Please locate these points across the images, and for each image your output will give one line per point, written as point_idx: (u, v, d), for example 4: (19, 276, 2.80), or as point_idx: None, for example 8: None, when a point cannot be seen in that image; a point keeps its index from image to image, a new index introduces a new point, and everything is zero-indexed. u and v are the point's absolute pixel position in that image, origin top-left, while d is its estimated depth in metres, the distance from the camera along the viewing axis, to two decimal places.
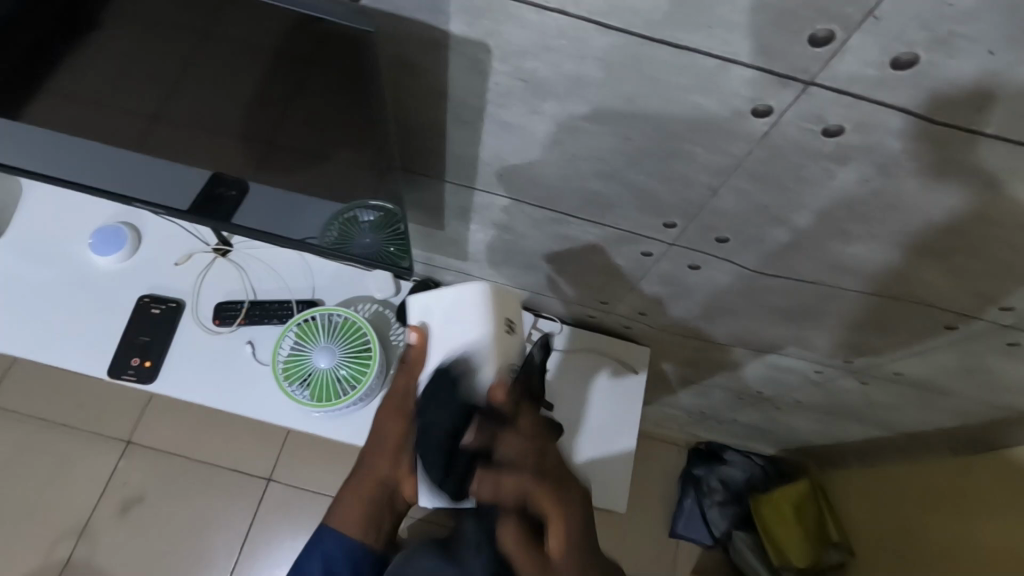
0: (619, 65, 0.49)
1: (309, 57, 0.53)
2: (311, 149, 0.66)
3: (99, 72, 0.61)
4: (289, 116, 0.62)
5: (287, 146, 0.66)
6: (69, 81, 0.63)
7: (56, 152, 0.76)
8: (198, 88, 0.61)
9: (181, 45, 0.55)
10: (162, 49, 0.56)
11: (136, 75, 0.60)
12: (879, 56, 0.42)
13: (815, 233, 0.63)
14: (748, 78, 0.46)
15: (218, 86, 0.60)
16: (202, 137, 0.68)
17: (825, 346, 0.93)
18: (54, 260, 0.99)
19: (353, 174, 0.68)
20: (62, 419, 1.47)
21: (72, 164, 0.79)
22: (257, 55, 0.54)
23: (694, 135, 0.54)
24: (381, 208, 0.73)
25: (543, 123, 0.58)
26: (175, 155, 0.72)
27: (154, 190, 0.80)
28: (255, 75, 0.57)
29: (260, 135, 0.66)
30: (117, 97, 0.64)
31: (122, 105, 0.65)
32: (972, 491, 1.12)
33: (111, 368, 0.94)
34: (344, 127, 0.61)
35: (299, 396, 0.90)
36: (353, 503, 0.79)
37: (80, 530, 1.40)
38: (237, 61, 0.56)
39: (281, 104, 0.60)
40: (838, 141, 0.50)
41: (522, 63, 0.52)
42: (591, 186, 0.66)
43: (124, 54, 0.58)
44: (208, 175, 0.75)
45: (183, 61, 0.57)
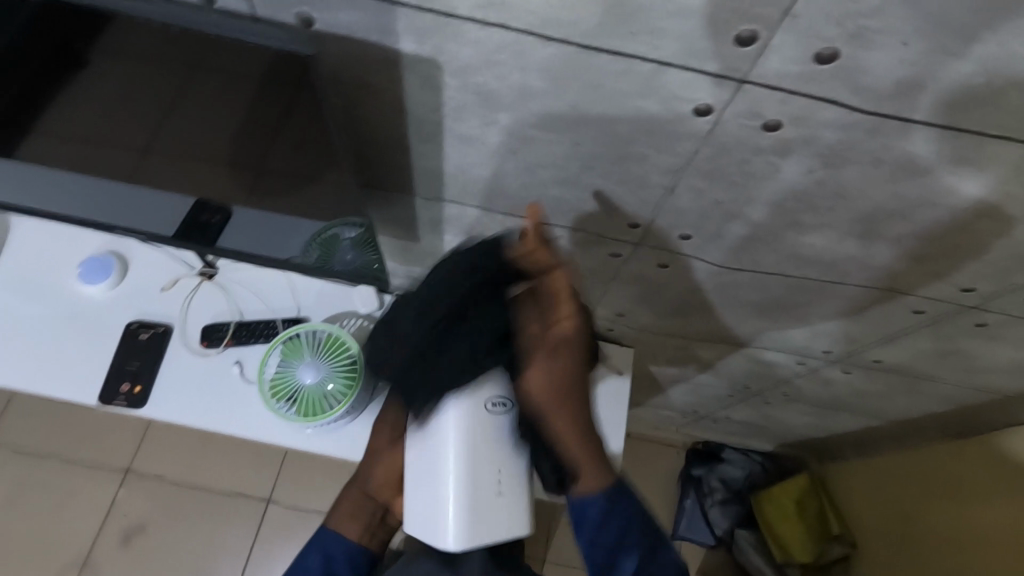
0: (562, 74, 0.51)
1: (292, 83, 0.56)
2: (296, 174, 0.69)
3: (82, 109, 0.63)
4: (273, 143, 0.65)
5: (274, 173, 0.69)
6: (54, 123, 0.65)
7: (41, 186, 0.78)
8: (185, 121, 0.64)
9: (170, 81, 0.59)
10: (148, 84, 0.59)
11: (124, 113, 0.64)
12: (803, 53, 0.44)
13: (772, 225, 0.65)
14: (683, 80, 0.49)
15: (204, 115, 0.62)
16: (187, 168, 0.70)
17: (804, 337, 0.95)
18: (44, 292, 1.01)
19: (327, 191, 0.71)
20: (61, 452, 1.48)
21: (57, 197, 0.81)
22: (240, 85, 0.58)
23: (643, 137, 0.56)
24: (361, 224, 0.75)
25: (499, 133, 0.60)
26: (159, 185, 0.74)
27: (140, 218, 0.82)
28: (241, 103, 0.60)
29: (246, 162, 0.68)
30: (102, 135, 0.66)
31: (108, 142, 0.67)
32: (977, 483, 1.11)
33: (102, 394, 0.95)
34: (325, 148, 0.64)
35: (286, 412, 0.92)
36: (349, 509, 0.74)
37: (82, 561, 1.40)
38: (222, 94, 0.59)
39: (269, 132, 0.63)
40: (778, 135, 0.52)
41: (471, 77, 0.54)
42: (553, 192, 0.68)
43: (108, 92, 0.61)
44: (192, 198, 0.76)
45: (167, 92, 0.60)
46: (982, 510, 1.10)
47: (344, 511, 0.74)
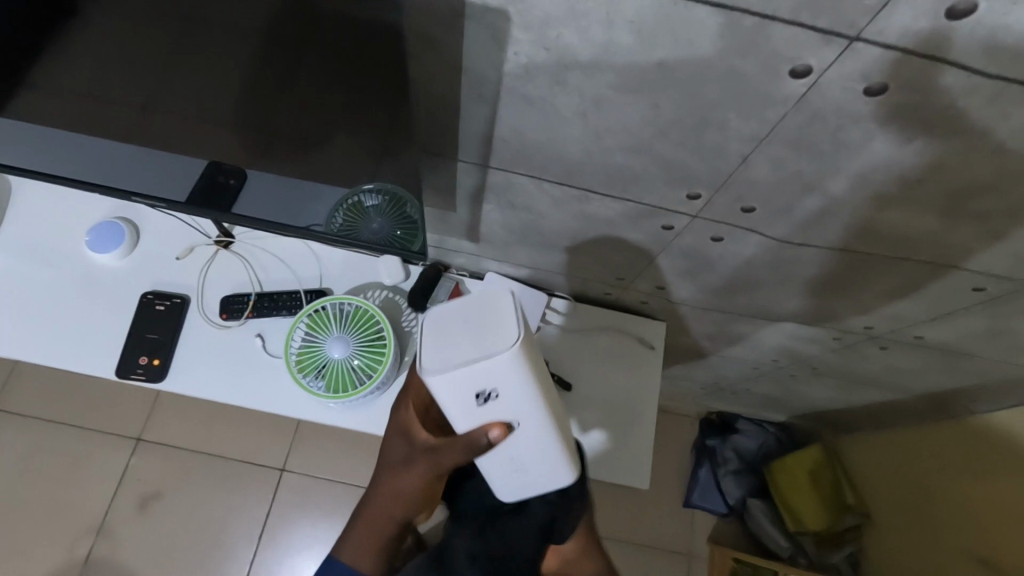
0: (649, 27, 0.45)
1: (305, 15, 0.51)
2: (307, 137, 0.64)
3: (87, 59, 0.59)
4: (281, 102, 0.60)
5: (281, 132, 0.64)
6: (55, 75, 0.62)
7: (42, 150, 0.74)
8: (188, 77, 0.59)
9: (171, 33, 0.55)
10: (149, 37, 0.56)
11: (124, 68, 0.60)
12: (937, 6, 0.39)
13: (849, 200, 0.61)
14: (789, 37, 0.43)
15: (211, 60, 0.57)
16: (196, 126, 0.65)
17: (848, 315, 0.92)
18: (53, 260, 0.96)
19: (341, 154, 0.64)
20: (70, 420, 1.45)
21: (57, 165, 0.75)
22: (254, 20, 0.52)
23: (727, 100, 0.51)
24: (381, 188, 0.69)
25: (564, 95, 0.55)
26: (162, 152, 0.70)
27: (147, 185, 0.76)
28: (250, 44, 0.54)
29: (251, 118, 0.63)
30: (104, 92, 0.63)
31: (110, 99, 0.64)
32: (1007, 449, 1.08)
33: (120, 368, 0.92)
34: (342, 102, 0.58)
35: (315, 387, 0.88)
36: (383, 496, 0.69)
37: (97, 528, 1.39)
38: (226, 46, 0.55)
39: (278, 81, 0.57)
40: (883, 101, 0.47)
41: (544, 31, 0.48)
42: (615, 160, 0.62)
43: (110, 36, 0.57)
44: (207, 161, 0.70)
45: (172, 34, 0.55)
46: (993, 489, 1.11)
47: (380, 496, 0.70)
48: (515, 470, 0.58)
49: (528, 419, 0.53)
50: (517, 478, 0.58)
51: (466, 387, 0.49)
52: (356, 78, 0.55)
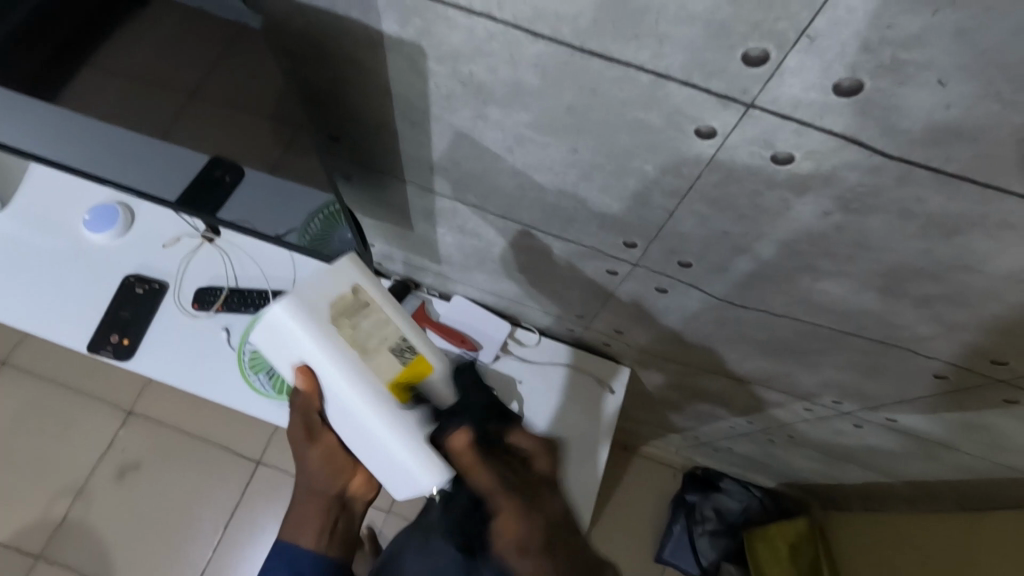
0: (554, 73, 0.45)
1: (314, 59, 0.56)
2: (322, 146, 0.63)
3: (129, 60, 0.60)
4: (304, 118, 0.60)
5: (288, 166, 0.68)
6: (98, 71, 0.61)
7: (59, 135, 0.78)
8: (222, 85, 0.60)
9: (207, 47, 0.55)
10: (187, 49, 0.56)
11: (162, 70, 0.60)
12: (822, 81, 0.38)
13: (781, 265, 0.59)
14: (685, 96, 0.43)
15: (225, 93, 0.61)
16: (207, 147, 0.69)
17: (812, 384, 0.88)
18: (52, 233, 1.02)
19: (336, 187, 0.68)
20: (69, 385, 1.53)
21: (81, 153, 0.83)
22: (263, 84, 0.58)
23: (642, 151, 0.51)
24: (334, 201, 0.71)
25: (490, 129, 0.55)
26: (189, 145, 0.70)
27: (155, 183, 0.84)
28: (261, 89, 0.58)
29: (267, 150, 0.67)
30: (143, 87, 0.63)
31: (148, 93, 0.63)
32: (995, 552, 0.99)
33: (91, 342, 0.96)
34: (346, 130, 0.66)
35: (262, 385, 0.94)
36: (301, 521, 0.72)
37: (75, 493, 1.44)
38: (258, 66, 0.55)
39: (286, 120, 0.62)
40: (791, 169, 0.46)
41: (458, 66, 0.49)
42: (548, 198, 0.63)
43: (156, 48, 0.58)
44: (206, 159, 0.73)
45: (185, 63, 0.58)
46: None
47: (294, 532, 0.71)
48: (362, 435, 0.61)
49: (335, 381, 0.58)
50: (368, 445, 0.61)
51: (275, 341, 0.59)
52: (353, 112, 0.62)
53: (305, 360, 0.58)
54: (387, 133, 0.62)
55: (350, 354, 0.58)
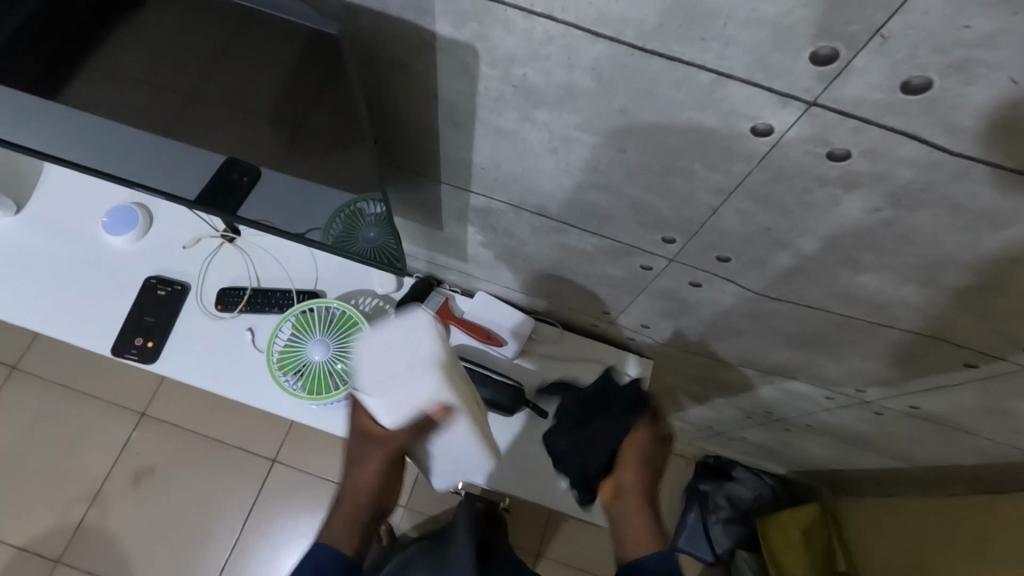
0: (610, 74, 0.46)
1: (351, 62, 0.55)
2: (337, 137, 0.61)
3: (137, 53, 0.58)
4: (319, 109, 0.58)
5: (298, 168, 0.68)
6: (109, 61, 0.59)
7: (67, 130, 0.76)
8: (230, 76, 0.57)
9: (212, 36, 0.53)
10: (194, 38, 0.54)
11: (171, 61, 0.58)
12: (890, 80, 0.38)
13: (822, 260, 0.59)
14: (745, 95, 0.43)
15: (240, 97, 0.60)
16: (215, 145, 0.68)
17: (838, 374, 0.89)
18: (70, 237, 1.01)
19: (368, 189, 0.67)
20: (82, 388, 1.52)
21: (85, 148, 0.80)
22: (271, 76, 0.55)
23: (690, 150, 0.51)
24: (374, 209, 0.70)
25: (536, 130, 0.55)
26: (197, 141, 0.69)
27: (164, 180, 0.82)
28: (272, 86, 0.56)
29: (274, 153, 0.66)
30: (154, 77, 0.61)
31: (156, 83, 0.62)
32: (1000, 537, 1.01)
33: (116, 346, 0.96)
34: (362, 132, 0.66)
35: (292, 387, 0.91)
36: (340, 521, 0.65)
37: (92, 496, 1.44)
38: (266, 55, 0.52)
39: (303, 125, 0.61)
40: (845, 167, 0.46)
41: (511, 68, 0.49)
42: (587, 197, 0.63)
43: (159, 34, 0.55)
44: (223, 158, 0.71)
45: (203, 65, 0.57)
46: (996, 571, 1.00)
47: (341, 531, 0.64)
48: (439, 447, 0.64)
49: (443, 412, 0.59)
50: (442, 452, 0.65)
51: (384, 375, 0.55)
52: (379, 113, 0.62)
53: (436, 401, 0.56)
54: (418, 128, 0.62)
55: (458, 392, 0.57)
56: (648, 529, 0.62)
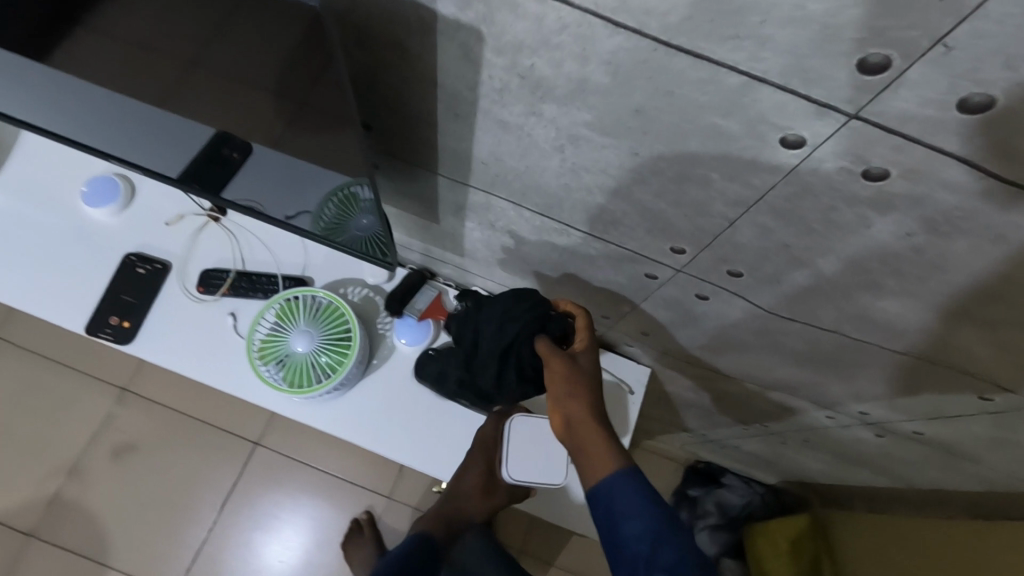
0: (628, 69, 0.41)
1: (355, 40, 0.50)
2: (335, 122, 0.56)
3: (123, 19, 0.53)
4: (317, 92, 0.53)
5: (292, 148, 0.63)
6: (89, 26, 0.54)
7: (44, 95, 0.71)
8: (224, 53, 0.52)
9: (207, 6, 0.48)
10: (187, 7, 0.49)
11: (159, 31, 0.53)
12: (946, 96, 0.34)
13: (841, 282, 0.55)
14: (778, 103, 0.39)
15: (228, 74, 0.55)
16: (204, 120, 0.64)
17: (843, 394, 0.85)
18: (47, 207, 0.96)
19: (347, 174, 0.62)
20: (62, 359, 1.47)
21: (62, 116, 0.75)
22: (266, 53, 0.50)
23: (710, 159, 0.47)
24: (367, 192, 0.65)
25: (543, 126, 0.51)
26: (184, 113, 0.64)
27: (147, 153, 0.78)
28: (267, 64, 0.51)
29: (261, 137, 0.63)
30: (136, 47, 0.56)
31: (138, 53, 0.56)
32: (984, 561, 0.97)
33: (90, 324, 0.91)
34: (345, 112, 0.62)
35: (273, 377, 0.87)
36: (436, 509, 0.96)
37: (69, 470, 1.41)
38: (265, 30, 0.47)
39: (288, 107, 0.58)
40: (881, 187, 0.42)
41: (518, 57, 0.44)
42: (593, 200, 0.59)
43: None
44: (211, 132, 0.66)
45: (181, 46, 0.54)
46: None
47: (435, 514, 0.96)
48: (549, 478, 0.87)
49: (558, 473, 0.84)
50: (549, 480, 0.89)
51: (534, 447, 0.85)
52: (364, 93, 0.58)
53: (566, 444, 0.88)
54: (416, 116, 0.57)
55: None
56: (600, 452, 0.59)
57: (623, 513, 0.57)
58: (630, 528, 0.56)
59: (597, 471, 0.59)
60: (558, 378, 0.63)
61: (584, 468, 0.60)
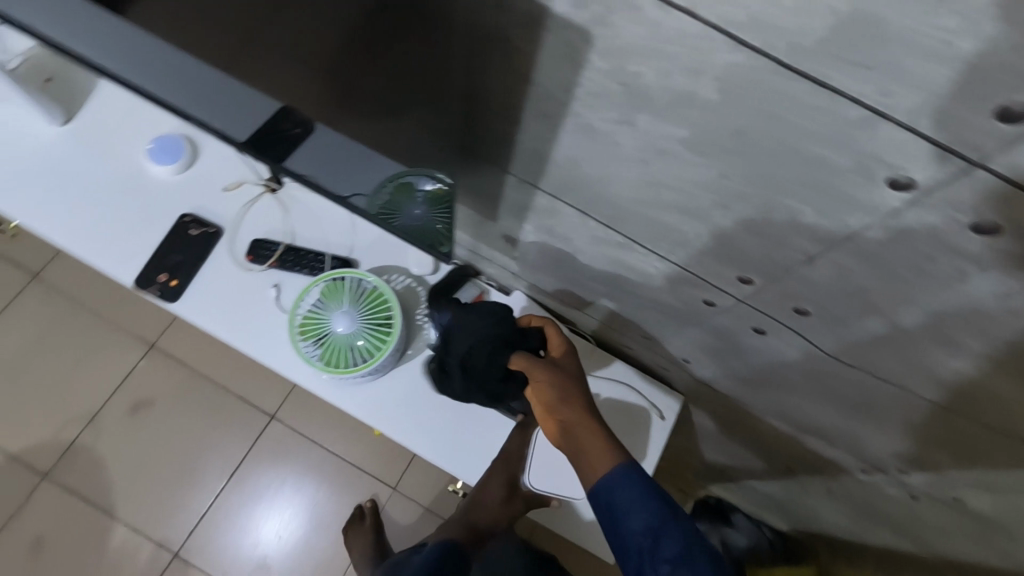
0: (739, 89, 0.40)
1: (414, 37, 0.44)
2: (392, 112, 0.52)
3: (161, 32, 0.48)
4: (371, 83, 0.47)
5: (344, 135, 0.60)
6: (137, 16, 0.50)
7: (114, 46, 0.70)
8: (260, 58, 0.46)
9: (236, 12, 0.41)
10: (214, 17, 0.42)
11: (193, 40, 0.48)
12: None
13: (916, 335, 0.53)
14: (895, 140, 0.37)
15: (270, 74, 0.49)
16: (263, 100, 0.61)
17: (884, 450, 0.82)
18: (111, 158, 0.98)
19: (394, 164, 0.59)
20: (96, 307, 1.49)
21: (138, 69, 0.76)
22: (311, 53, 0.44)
23: (804, 191, 0.45)
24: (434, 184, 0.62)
25: (633, 136, 0.50)
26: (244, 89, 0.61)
27: (215, 115, 0.78)
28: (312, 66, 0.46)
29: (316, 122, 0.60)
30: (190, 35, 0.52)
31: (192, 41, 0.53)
32: None
33: (138, 278, 0.93)
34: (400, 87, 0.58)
35: (310, 354, 0.87)
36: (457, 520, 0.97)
37: (89, 418, 1.43)
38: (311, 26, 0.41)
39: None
40: (988, 243, 0.40)
41: (624, 63, 0.43)
42: (667, 218, 0.58)
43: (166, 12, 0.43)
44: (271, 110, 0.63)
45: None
46: None
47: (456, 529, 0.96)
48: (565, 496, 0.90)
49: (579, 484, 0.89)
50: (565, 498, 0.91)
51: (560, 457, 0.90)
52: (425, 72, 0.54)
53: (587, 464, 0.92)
54: (499, 111, 0.57)
55: None
56: (600, 447, 0.65)
57: (624, 507, 0.61)
58: (633, 524, 0.61)
59: (593, 464, 0.65)
60: (547, 386, 0.69)
61: (584, 466, 0.66)
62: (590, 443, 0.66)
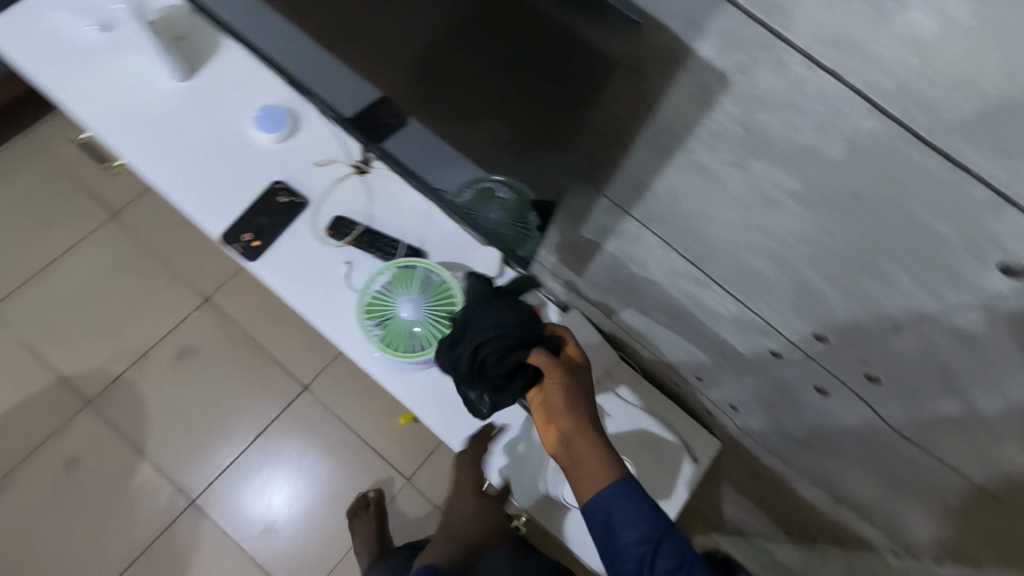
0: (868, 153, 0.41)
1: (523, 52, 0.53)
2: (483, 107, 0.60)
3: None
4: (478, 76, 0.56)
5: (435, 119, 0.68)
6: None
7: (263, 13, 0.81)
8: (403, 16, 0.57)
9: None
10: None
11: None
12: None
13: (991, 423, 0.53)
14: (1018, 228, 0.38)
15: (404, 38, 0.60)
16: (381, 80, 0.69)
17: (921, 537, 0.81)
18: (220, 118, 1.04)
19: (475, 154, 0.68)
20: (164, 253, 1.56)
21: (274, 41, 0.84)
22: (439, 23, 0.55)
23: (908, 261, 0.46)
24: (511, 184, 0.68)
25: (743, 180, 0.52)
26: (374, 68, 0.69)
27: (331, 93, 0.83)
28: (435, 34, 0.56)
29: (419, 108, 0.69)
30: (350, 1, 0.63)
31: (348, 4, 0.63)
32: None
33: (224, 233, 0.98)
34: (493, 88, 0.57)
35: (372, 333, 0.91)
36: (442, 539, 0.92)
37: (137, 356, 1.50)
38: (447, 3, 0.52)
39: (442, 66, 0.59)
40: None
41: (755, 111, 0.45)
42: (755, 263, 0.59)
43: None
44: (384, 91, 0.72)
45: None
46: None
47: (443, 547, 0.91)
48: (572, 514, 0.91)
49: None
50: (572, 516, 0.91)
51: None
52: (523, 74, 0.53)
53: None
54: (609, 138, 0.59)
55: None
56: (596, 461, 0.63)
57: (618, 520, 0.62)
58: (628, 536, 0.62)
59: (590, 479, 0.63)
60: (555, 393, 0.67)
61: (579, 478, 0.64)
62: (589, 457, 0.63)
